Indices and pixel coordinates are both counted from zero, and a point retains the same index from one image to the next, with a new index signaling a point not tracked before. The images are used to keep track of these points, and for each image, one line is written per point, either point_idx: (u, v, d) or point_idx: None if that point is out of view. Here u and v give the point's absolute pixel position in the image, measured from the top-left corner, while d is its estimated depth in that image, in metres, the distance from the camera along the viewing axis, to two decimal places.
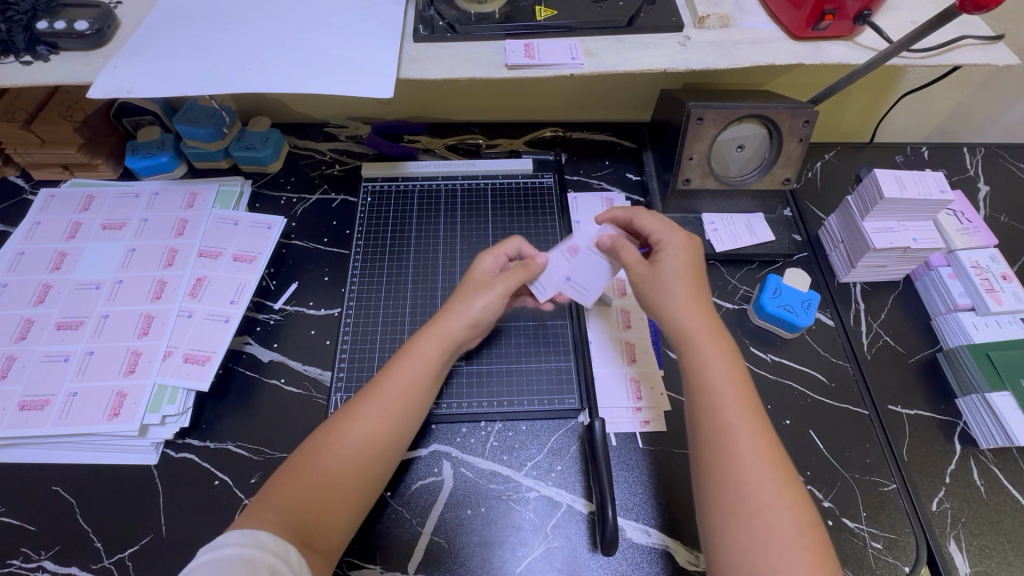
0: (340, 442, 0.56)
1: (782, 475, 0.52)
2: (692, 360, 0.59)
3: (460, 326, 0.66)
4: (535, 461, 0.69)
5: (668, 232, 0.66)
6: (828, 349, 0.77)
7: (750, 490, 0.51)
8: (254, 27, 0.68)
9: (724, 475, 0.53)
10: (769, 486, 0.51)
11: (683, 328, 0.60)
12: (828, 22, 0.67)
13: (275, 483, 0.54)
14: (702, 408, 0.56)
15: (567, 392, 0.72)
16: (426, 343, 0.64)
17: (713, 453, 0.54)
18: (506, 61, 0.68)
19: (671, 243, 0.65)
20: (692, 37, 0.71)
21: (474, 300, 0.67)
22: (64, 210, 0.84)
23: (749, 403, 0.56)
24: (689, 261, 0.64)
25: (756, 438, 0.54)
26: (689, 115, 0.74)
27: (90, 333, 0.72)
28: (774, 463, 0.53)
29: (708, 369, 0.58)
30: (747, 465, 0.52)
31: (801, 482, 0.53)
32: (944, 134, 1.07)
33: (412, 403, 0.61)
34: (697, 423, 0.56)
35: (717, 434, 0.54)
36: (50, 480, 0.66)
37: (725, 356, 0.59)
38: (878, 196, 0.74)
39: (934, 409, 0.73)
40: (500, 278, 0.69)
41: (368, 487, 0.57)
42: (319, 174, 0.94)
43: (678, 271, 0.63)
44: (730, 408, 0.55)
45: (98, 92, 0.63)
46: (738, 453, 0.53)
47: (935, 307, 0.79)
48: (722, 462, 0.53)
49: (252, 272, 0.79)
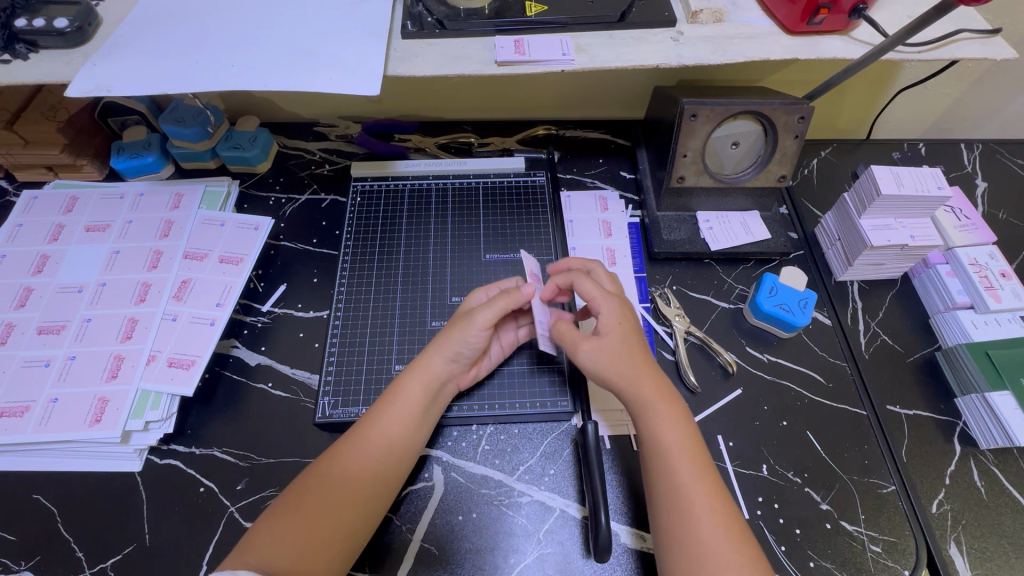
0: (326, 475, 0.57)
1: (737, 535, 0.53)
2: (644, 425, 0.60)
3: (439, 360, 0.65)
4: (527, 465, 0.67)
5: (603, 300, 0.64)
6: (826, 348, 0.76)
7: (702, 538, 0.52)
8: (237, 24, 0.67)
9: (682, 538, 0.53)
10: (723, 549, 0.52)
11: (640, 398, 0.60)
12: (823, 16, 0.66)
13: (274, 517, 0.55)
14: (657, 469, 0.57)
15: (560, 394, 0.71)
16: (409, 383, 0.63)
17: (673, 518, 0.54)
18: (496, 58, 0.67)
19: (607, 313, 0.63)
20: (685, 32, 0.70)
21: (457, 335, 0.64)
22: (48, 212, 0.82)
23: (700, 461, 0.57)
24: (629, 328, 0.63)
25: (715, 506, 0.54)
26: (683, 112, 0.72)
27: (71, 338, 0.70)
28: (728, 521, 0.53)
29: (662, 438, 0.58)
30: (704, 527, 0.53)
31: (753, 540, 0.53)
32: (942, 129, 1.06)
33: (407, 435, 0.62)
34: (655, 484, 0.57)
35: (674, 499, 0.55)
36: (30, 488, 0.65)
37: (680, 422, 0.59)
38: (875, 192, 0.73)
39: (933, 409, 0.72)
40: (482, 309, 0.65)
41: (356, 524, 0.57)
42: (308, 173, 0.92)
43: (623, 340, 0.62)
44: (685, 472, 0.56)
45: (75, 91, 0.61)
46: (695, 518, 0.53)
47: (933, 305, 0.78)
48: (679, 526, 0.54)
49: (239, 274, 0.77)
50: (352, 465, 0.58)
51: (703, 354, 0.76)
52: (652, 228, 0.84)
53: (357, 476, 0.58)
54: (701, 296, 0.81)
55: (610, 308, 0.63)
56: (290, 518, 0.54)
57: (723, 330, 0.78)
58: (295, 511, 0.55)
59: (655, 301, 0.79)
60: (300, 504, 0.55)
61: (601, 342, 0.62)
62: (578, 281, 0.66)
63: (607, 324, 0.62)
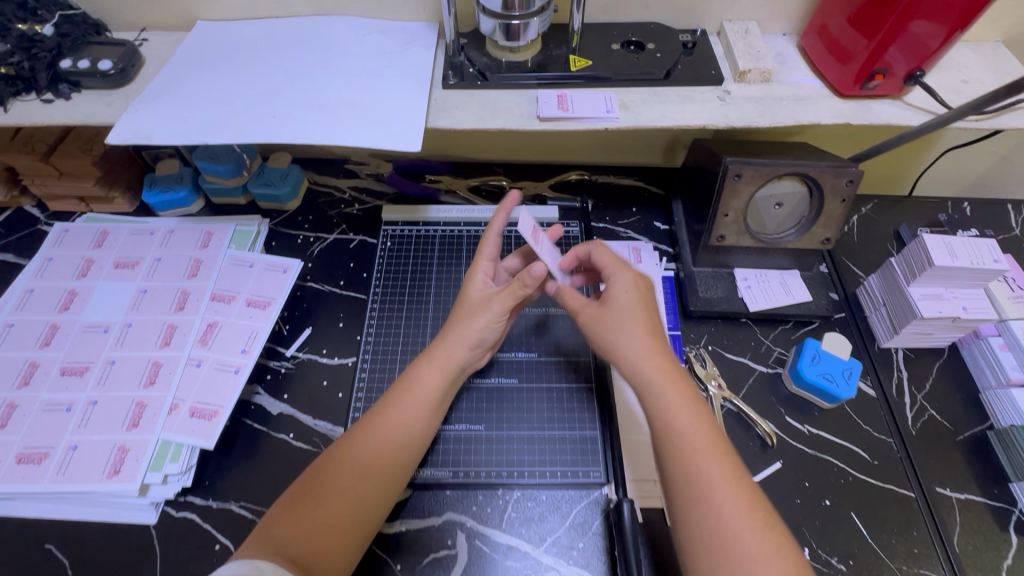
0: (341, 452, 0.58)
1: (764, 521, 0.49)
2: (651, 402, 0.57)
3: (461, 348, 0.66)
4: (555, 536, 0.64)
5: (619, 268, 0.65)
6: (870, 422, 0.72)
7: (717, 512, 0.49)
8: (280, 71, 0.67)
9: (704, 527, 0.50)
10: (750, 536, 0.48)
11: (645, 373, 0.57)
12: (877, 81, 0.65)
13: (290, 498, 0.55)
14: (670, 451, 0.54)
15: (592, 463, 0.68)
16: (428, 371, 0.64)
17: (692, 507, 0.51)
18: (538, 113, 0.66)
19: (617, 282, 0.63)
20: (732, 91, 0.69)
21: (479, 323, 0.66)
22: (77, 246, 0.81)
23: (717, 442, 0.53)
24: (638, 298, 0.62)
25: (737, 489, 0.50)
26: (727, 171, 0.70)
27: (94, 382, 0.69)
28: (752, 506, 0.50)
29: (672, 417, 0.55)
30: (726, 512, 0.49)
31: (782, 527, 0.49)
32: (986, 186, 1.03)
33: (416, 423, 0.62)
34: (669, 468, 0.53)
35: (692, 485, 0.51)
36: (43, 537, 0.63)
37: (690, 398, 0.56)
38: (926, 262, 0.70)
39: (986, 493, 0.68)
40: (496, 296, 0.66)
41: (364, 505, 0.57)
42: (337, 213, 0.91)
43: (627, 310, 0.61)
44: (701, 453, 0.52)
45: (115, 137, 0.61)
46: (715, 503, 0.50)
47: (984, 379, 0.74)
48: (699, 515, 0.50)
49: (266, 318, 0.75)
50: (365, 442, 0.59)
51: (741, 422, 0.72)
52: (688, 284, 0.81)
53: (366, 448, 0.58)
54: (737, 358, 0.78)
55: (620, 279, 0.63)
56: (305, 495, 0.55)
57: (761, 397, 0.75)
58: (307, 501, 0.54)
59: (691, 363, 0.76)
60: (314, 480, 0.56)
61: (606, 309, 0.62)
62: (597, 249, 0.67)
63: (613, 291, 0.62)
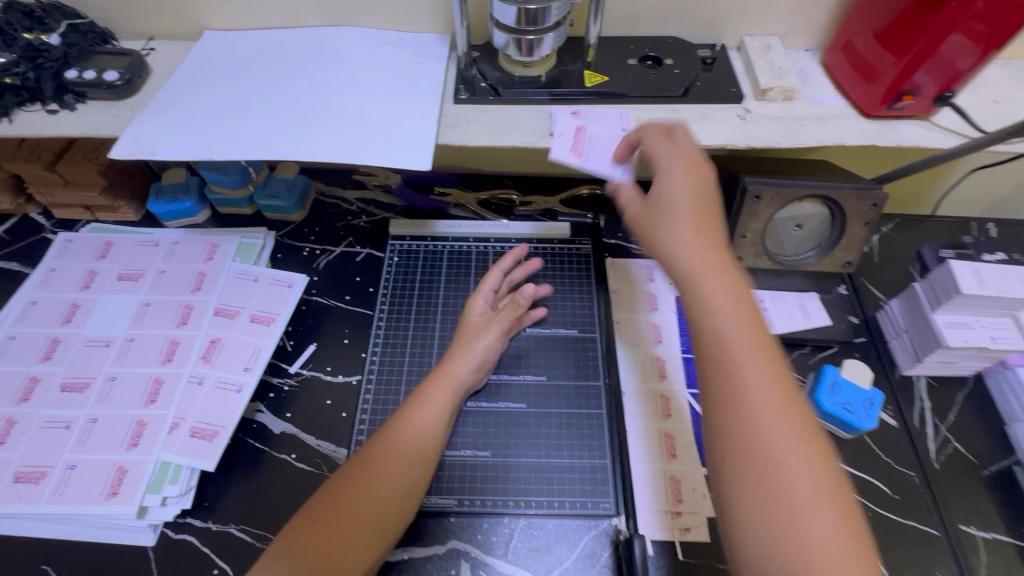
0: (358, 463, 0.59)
1: (813, 442, 0.43)
2: (694, 301, 0.49)
3: (466, 369, 0.67)
4: (563, 568, 0.62)
5: (667, 151, 0.56)
6: (891, 454, 0.70)
7: (760, 427, 0.43)
8: (288, 84, 0.65)
9: (747, 437, 0.43)
10: (796, 456, 0.42)
11: (690, 271, 0.50)
12: (905, 102, 0.63)
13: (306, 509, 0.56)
14: (709, 354, 0.47)
15: (602, 493, 0.66)
16: (436, 390, 0.65)
17: (730, 414, 0.45)
18: (552, 129, 0.64)
19: (665, 172, 0.55)
20: (752, 109, 0.66)
21: (477, 343, 0.70)
22: (81, 257, 0.80)
23: (765, 348, 0.46)
24: (691, 189, 0.53)
25: (785, 405, 0.44)
26: (746, 192, 0.68)
27: (94, 399, 0.68)
28: (801, 426, 0.43)
29: (716, 316, 0.48)
30: (770, 427, 0.43)
31: (834, 454, 0.43)
32: (1011, 205, 0.99)
33: (427, 432, 0.62)
34: (707, 374, 0.47)
35: (733, 388, 0.45)
36: (40, 558, 0.61)
37: (738, 302, 0.48)
38: (954, 289, 0.67)
39: (1014, 533, 0.65)
40: (494, 320, 0.73)
41: (378, 509, 0.56)
42: (344, 225, 0.89)
43: (676, 204, 0.53)
44: (746, 358, 0.46)
45: (119, 152, 0.59)
46: (760, 415, 0.44)
47: (1010, 412, 0.71)
48: (739, 422, 0.44)
49: (269, 335, 0.74)
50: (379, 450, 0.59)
51: None
52: None
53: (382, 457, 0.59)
54: None
55: (668, 174, 0.54)
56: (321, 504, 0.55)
57: None
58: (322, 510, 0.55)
59: None
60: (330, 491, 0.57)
61: (653, 206, 0.54)
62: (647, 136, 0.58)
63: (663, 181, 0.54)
